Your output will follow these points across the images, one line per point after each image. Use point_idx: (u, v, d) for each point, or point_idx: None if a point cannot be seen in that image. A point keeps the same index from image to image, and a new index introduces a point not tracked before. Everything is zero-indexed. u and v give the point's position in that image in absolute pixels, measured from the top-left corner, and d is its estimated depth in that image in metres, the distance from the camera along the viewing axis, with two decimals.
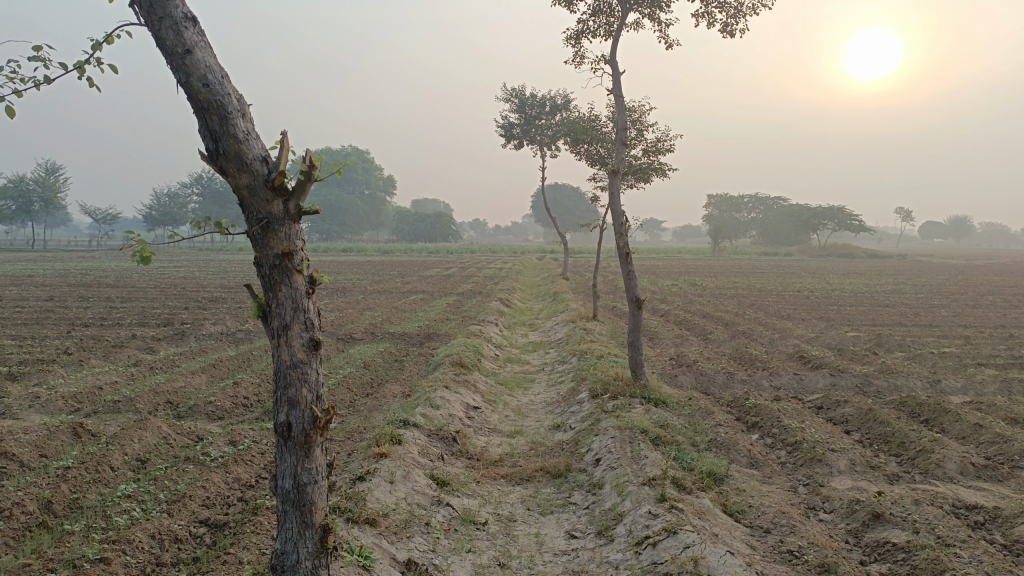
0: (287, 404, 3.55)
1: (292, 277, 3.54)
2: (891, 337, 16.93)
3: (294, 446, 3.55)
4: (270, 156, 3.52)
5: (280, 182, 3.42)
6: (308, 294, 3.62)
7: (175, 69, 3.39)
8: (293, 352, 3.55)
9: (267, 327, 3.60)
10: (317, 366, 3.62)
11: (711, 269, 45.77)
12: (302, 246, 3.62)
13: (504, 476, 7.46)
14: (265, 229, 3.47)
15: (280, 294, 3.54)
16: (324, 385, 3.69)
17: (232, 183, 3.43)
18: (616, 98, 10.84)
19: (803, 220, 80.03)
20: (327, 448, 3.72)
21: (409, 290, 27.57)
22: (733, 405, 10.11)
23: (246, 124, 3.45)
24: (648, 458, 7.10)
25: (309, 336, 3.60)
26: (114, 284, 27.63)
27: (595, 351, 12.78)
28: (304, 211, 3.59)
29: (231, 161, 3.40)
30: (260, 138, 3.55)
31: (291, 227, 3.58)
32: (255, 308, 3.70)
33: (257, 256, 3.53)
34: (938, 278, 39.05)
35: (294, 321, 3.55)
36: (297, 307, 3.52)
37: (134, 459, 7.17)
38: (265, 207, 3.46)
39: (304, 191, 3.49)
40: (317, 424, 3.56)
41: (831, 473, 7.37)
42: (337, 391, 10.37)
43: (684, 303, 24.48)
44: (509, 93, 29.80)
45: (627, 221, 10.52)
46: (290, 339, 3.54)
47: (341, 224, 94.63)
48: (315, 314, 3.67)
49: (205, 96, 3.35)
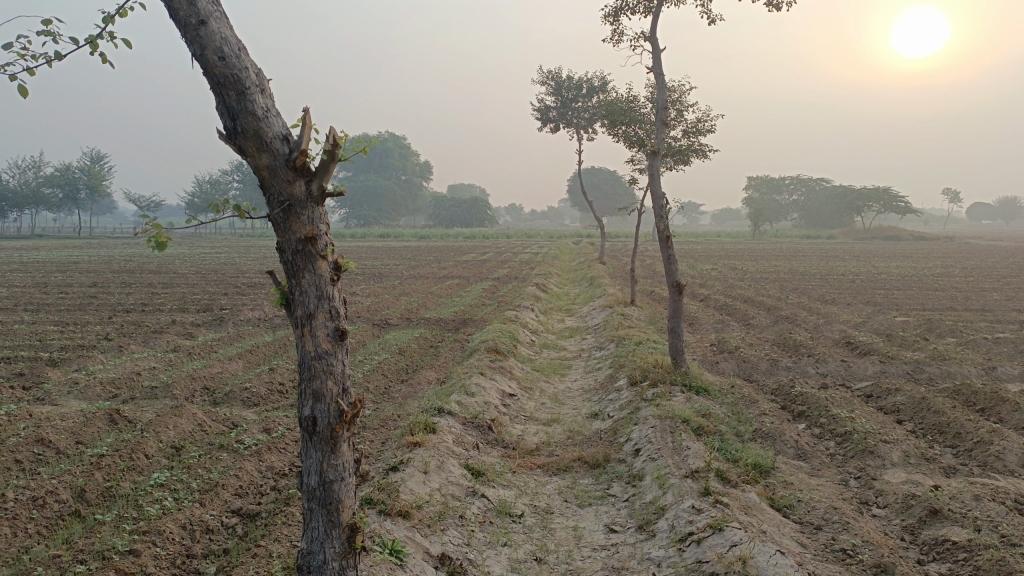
0: (311, 398, 3.39)
1: (317, 264, 3.36)
2: (942, 322, 16.31)
3: (319, 441, 3.39)
4: (292, 134, 3.33)
5: (302, 162, 3.23)
6: (333, 281, 3.43)
7: (189, 41, 3.20)
8: (317, 343, 3.37)
9: (291, 316, 3.44)
10: (344, 358, 3.45)
11: (751, 252, 44.95)
12: (326, 231, 3.44)
13: (541, 466, 7.26)
14: (287, 212, 3.29)
15: (303, 281, 3.36)
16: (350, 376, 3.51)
17: (251, 163, 3.25)
18: (656, 76, 10.49)
19: (847, 202, 78.12)
20: (354, 443, 3.56)
21: (445, 275, 27.48)
22: (778, 393, 9.77)
23: (265, 99, 3.25)
24: (690, 449, 6.84)
25: (335, 325, 3.42)
26: (156, 270, 28.08)
27: (634, 337, 12.49)
28: (328, 193, 3.40)
29: (250, 139, 3.22)
30: (280, 115, 3.35)
31: (315, 209, 3.39)
32: (278, 295, 3.53)
33: (280, 241, 3.36)
34: (989, 260, 37.81)
35: (319, 310, 3.37)
36: (322, 295, 3.34)
37: (168, 447, 7.15)
38: (286, 189, 3.27)
39: (327, 172, 3.30)
40: (343, 419, 3.39)
41: (883, 466, 7.02)
42: (371, 377, 10.28)
43: (724, 287, 23.98)
44: (545, 75, 29.42)
45: (667, 203, 10.20)
46: (315, 329, 3.36)
47: (378, 210, 95.14)
48: (341, 302, 3.49)
49: (220, 69, 3.16)
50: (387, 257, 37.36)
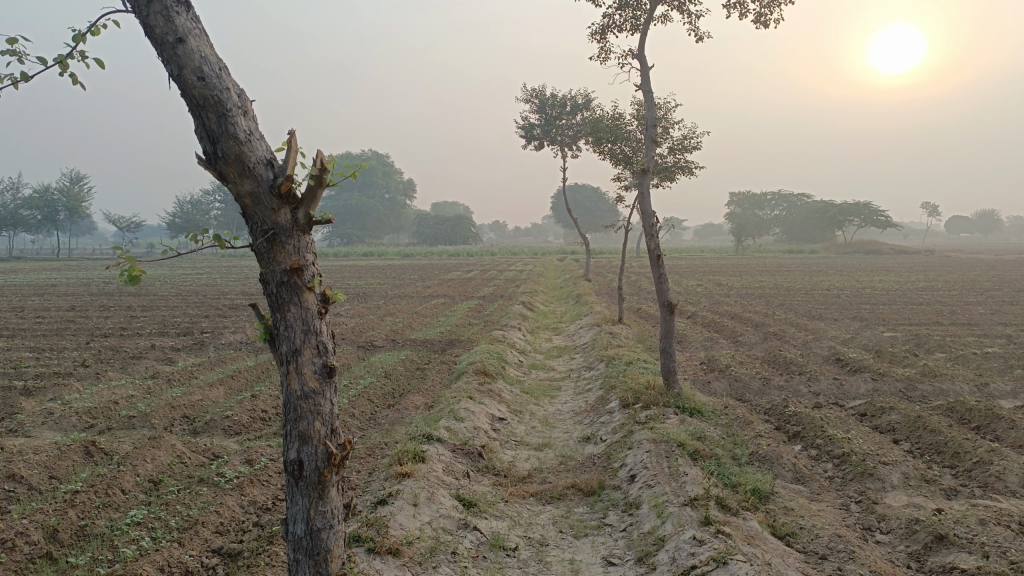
0: (297, 440, 3.17)
1: (304, 297, 3.16)
2: (930, 338, 16.27)
3: (306, 487, 3.17)
4: (276, 159, 3.14)
5: (288, 187, 3.03)
6: (320, 314, 3.23)
7: (167, 61, 3.00)
8: (303, 381, 3.16)
9: (275, 353, 3.23)
10: (332, 397, 3.25)
11: (737, 268, 45.05)
12: (314, 260, 3.24)
13: (533, 495, 7.04)
14: (271, 241, 3.09)
15: (289, 315, 3.15)
16: (338, 416, 3.31)
17: (232, 190, 3.06)
18: (644, 94, 10.41)
19: (829, 216, 78.76)
20: (343, 488, 3.35)
21: (430, 295, 27.26)
22: (772, 414, 9.62)
23: (248, 122, 3.05)
24: (688, 475, 6.65)
25: (323, 361, 3.22)
26: (135, 292, 27.61)
27: (624, 357, 12.32)
28: (315, 220, 3.20)
29: (231, 164, 3.02)
30: (264, 139, 3.15)
31: (301, 237, 3.19)
32: (262, 329, 3.33)
33: (263, 272, 3.15)
34: (971, 274, 38.08)
35: (306, 346, 3.16)
36: (308, 330, 3.13)
37: (146, 481, 6.88)
38: (270, 218, 3.08)
39: (314, 199, 3.10)
40: (331, 463, 3.18)
41: (884, 489, 6.87)
42: (357, 403, 10.03)
43: (712, 303, 23.93)
44: (529, 93, 29.43)
45: (657, 221, 10.07)
46: (301, 367, 3.16)
47: (361, 228, 94.76)
48: (330, 337, 3.30)
49: (200, 90, 2.96)
50: (372, 277, 37.08)
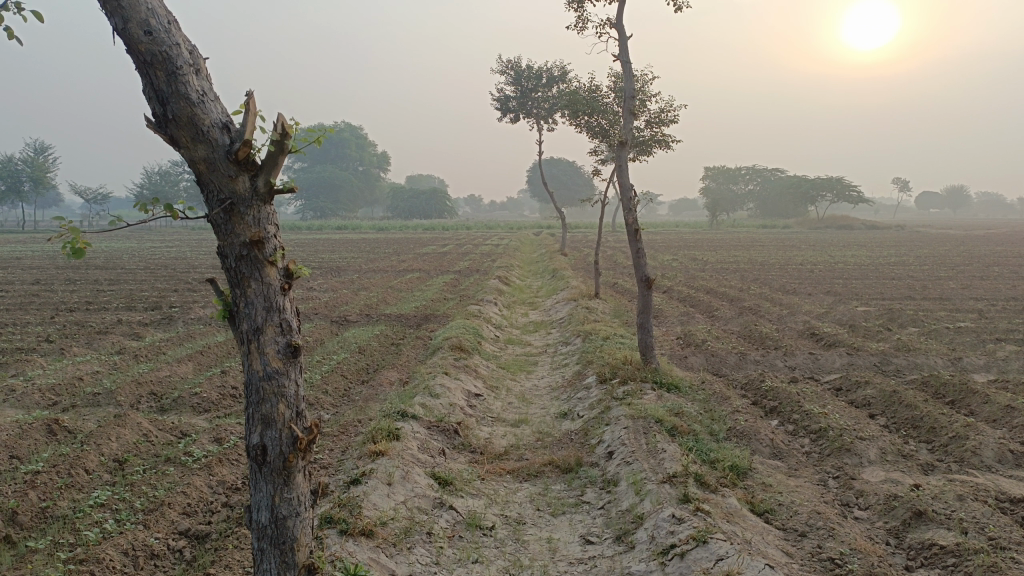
0: (260, 424, 3.01)
1: (266, 272, 2.98)
2: (903, 312, 16.41)
3: (270, 473, 3.02)
4: (233, 122, 2.93)
5: (245, 154, 2.82)
6: (283, 290, 3.04)
7: (109, 14, 2.77)
8: (266, 361, 2.99)
9: (236, 331, 3.05)
10: (298, 378, 3.08)
11: (712, 243, 45.23)
12: (276, 232, 3.05)
13: (510, 472, 6.94)
14: (229, 212, 2.89)
15: (249, 292, 2.97)
16: (305, 398, 3.14)
17: (185, 155, 2.84)
18: (623, 64, 10.20)
19: (802, 192, 79.23)
20: (310, 473, 3.20)
21: (405, 269, 27.01)
22: (748, 388, 9.60)
23: (200, 82, 2.83)
24: (666, 451, 6.57)
25: (287, 340, 3.05)
26: (103, 266, 27.00)
27: (601, 332, 12.24)
28: (276, 190, 2.99)
29: (183, 127, 2.81)
30: (219, 101, 2.93)
31: (261, 207, 3.00)
32: (220, 306, 3.14)
33: (221, 245, 2.95)
34: (942, 248, 38.57)
35: (268, 324, 2.98)
36: (271, 307, 2.95)
37: (111, 460, 6.67)
38: (227, 185, 2.88)
39: (275, 165, 2.89)
40: (297, 447, 3.02)
41: (861, 464, 6.86)
42: (331, 379, 9.84)
43: (687, 278, 23.94)
44: (505, 65, 29.03)
45: (635, 195, 9.92)
46: (264, 347, 2.99)
47: (335, 202, 93.71)
48: (294, 314, 3.12)
49: (147, 46, 2.73)
50: (345, 251, 36.65)
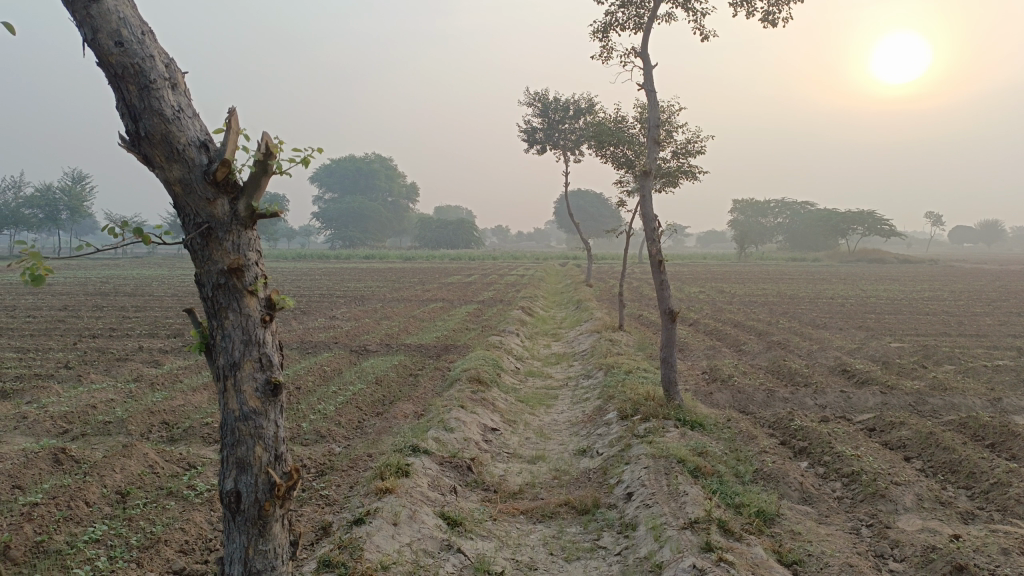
0: (236, 469, 3.18)
1: (246, 305, 3.18)
2: (938, 349, 15.87)
3: (245, 523, 3.19)
4: (210, 141, 3.14)
5: (223, 174, 3.05)
6: (262, 323, 3.23)
7: (80, 23, 2.97)
8: (244, 401, 3.18)
9: (213, 365, 3.24)
10: (276, 416, 3.27)
11: (738, 275, 44.72)
12: (256, 259, 3.26)
13: (523, 513, 6.64)
14: (206, 237, 3.09)
15: (228, 323, 3.17)
16: (283, 441, 3.31)
17: (161, 174, 3.05)
18: (647, 93, 10.02)
19: (833, 224, 78.27)
20: (288, 523, 3.36)
21: (428, 298, 26.87)
22: (777, 427, 9.20)
23: (173, 97, 3.04)
24: (688, 494, 6.23)
25: (266, 376, 3.24)
26: (131, 293, 27.18)
27: (623, 366, 11.91)
28: (254, 213, 3.21)
29: (156, 144, 3.02)
30: (194, 117, 3.15)
31: (241, 232, 3.20)
32: (199, 335, 3.32)
33: (200, 273, 3.16)
34: (977, 283, 37.62)
35: (245, 360, 3.17)
36: (249, 341, 3.14)
37: (113, 493, 6.49)
38: (204, 208, 3.10)
39: (257, 185, 3.12)
40: (275, 495, 3.19)
41: (896, 512, 6.45)
42: (345, 410, 9.64)
43: (714, 311, 23.50)
44: (532, 96, 29.09)
45: (659, 226, 9.67)
46: (242, 384, 3.17)
47: (363, 231, 94.46)
48: (275, 348, 3.32)
49: (119, 58, 2.93)
50: (369, 280, 36.71)
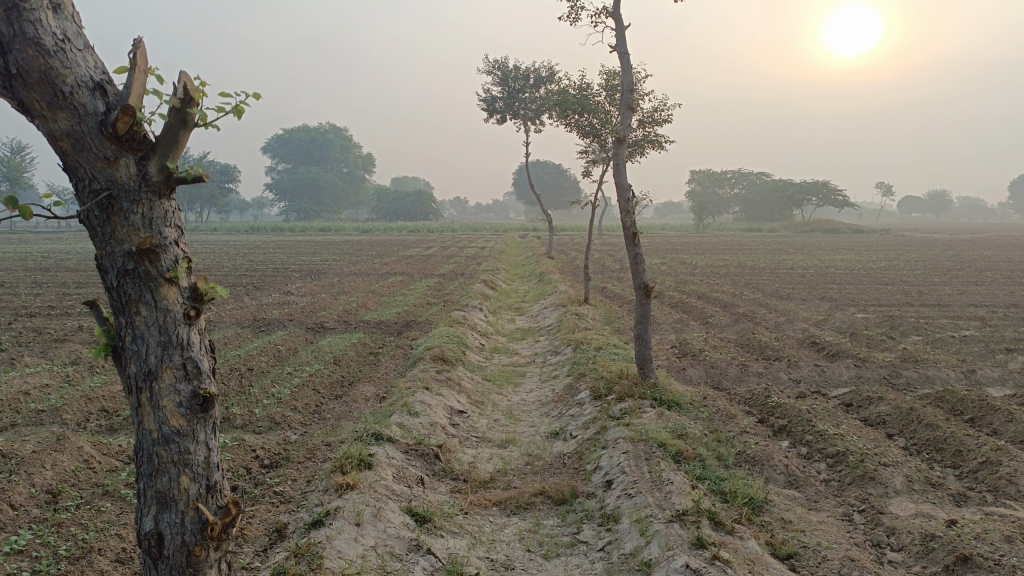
0: (159, 505, 2.96)
1: (164, 298, 2.95)
2: (904, 319, 15.80)
3: (170, 568, 2.96)
4: (105, 81, 2.86)
5: (123, 125, 2.78)
6: (184, 320, 3.00)
7: None
8: (167, 419, 2.95)
9: (125, 374, 3.00)
10: (207, 434, 3.06)
11: (699, 246, 44.81)
12: (175, 240, 3.03)
13: (496, 504, 6.19)
14: (107, 208, 2.85)
15: (140, 321, 2.93)
16: (215, 467, 3.09)
17: (44, 125, 2.76)
18: (619, 55, 9.49)
19: (787, 195, 79.09)
20: (225, 563, 3.13)
21: (387, 272, 26.14)
22: (754, 404, 8.89)
23: (54, 25, 2.75)
24: (673, 482, 5.80)
25: (192, 388, 3.01)
26: (74, 268, 25.85)
27: (593, 342, 11.51)
28: (168, 173, 2.94)
29: (34, 84, 2.73)
30: (86, 51, 2.86)
31: (153, 205, 2.95)
32: (107, 335, 3.07)
33: (102, 257, 2.92)
34: (931, 253, 38.15)
35: (164, 366, 2.94)
36: (166, 343, 2.91)
37: (43, 493, 5.86)
38: (102, 170, 2.83)
39: (172, 139, 2.87)
40: (206, 535, 2.98)
41: (887, 495, 6.17)
42: (301, 394, 9.04)
43: (678, 283, 23.24)
44: (491, 64, 28.31)
45: (633, 196, 9.19)
46: (161, 398, 2.94)
47: (319, 203, 92.48)
48: (203, 351, 3.09)
49: None
50: (326, 253, 35.76)
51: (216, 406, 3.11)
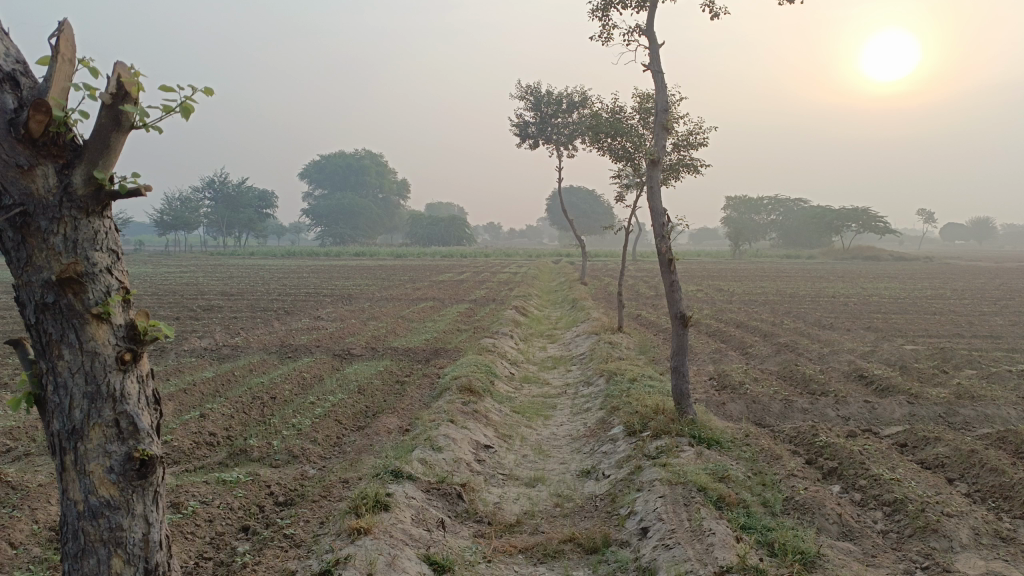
0: None
1: (93, 338, 3.00)
2: (955, 352, 15.04)
3: None
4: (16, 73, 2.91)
5: (38, 127, 2.81)
6: (116, 369, 3.06)
7: None
8: (96, 490, 3.01)
9: (49, 431, 3.06)
10: (144, 505, 3.12)
11: (735, 273, 43.98)
12: (106, 268, 3.07)
13: (522, 552, 5.74)
14: (23, 230, 2.90)
15: (64, 364, 2.99)
16: (156, 546, 3.17)
17: None
18: (655, 74, 9.11)
19: (826, 222, 77.71)
20: None
21: (418, 297, 25.89)
22: (800, 443, 8.32)
23: None
24: (715, 534, 5.30)
25: (126, 449, 3.07)
26: None
27: (627, 373, 11.02)
28: (91, 180, 2.96)
29: None
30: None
31: (78, 227, 2.99)
32: (31, 379, 3.12)
33: (24, 291, 2.97)
34: (978, 282, 36.91)
35: (93, 423, 3.00)
36: (92, 392, 2.98)
37: (45, 531, 5.55)
38: (17, 181, 2.85)
39: (103, 141, 2.91)
40: None
41: (952, 549, 5.60)
42: (322, 425, 8.70)
43: (715, 311, 22.59)
44: (525, 89, 28.17)
45: (669, 221, 8.77)
46: (89, 462, 3.00)
47: (354, 228, 93.14)
48: (140, 404, 3.15)
49: None
50: (358, 278, 35.65)
51: (156, 469, 3.16)
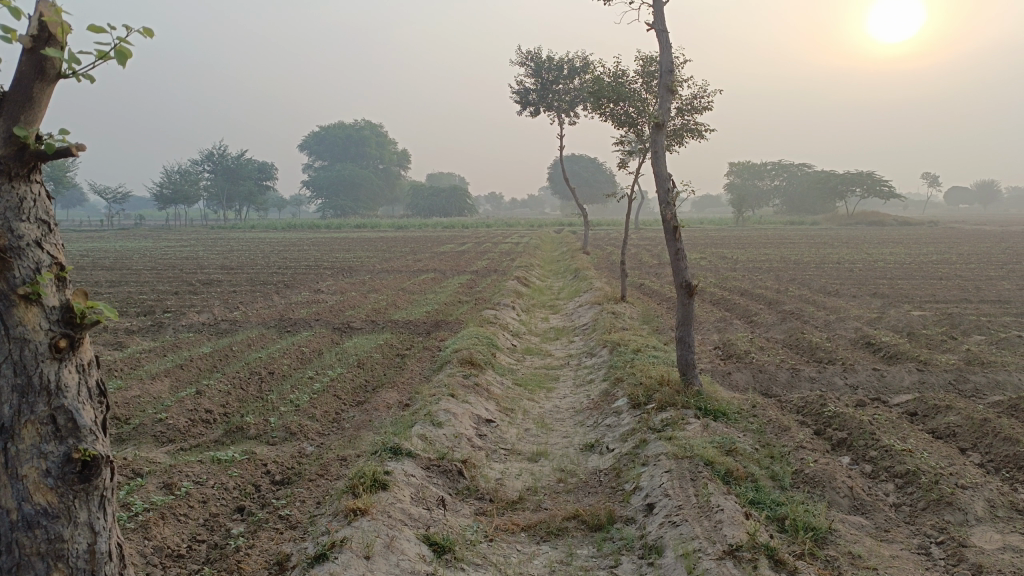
0: None
1: (22, 323, 2.81)
2: (963, 317, 14.82)
3: None
4: None
5: None
6: (49, 357, 2.86)
7: None
8: (28, 498, 2.80)
9: None
10: (87, 512, 2.93)
11: (739, 239, 43.63)
12: (35, 242, 2.87)
13: (525, 530, 5.59)
14: None
15: None
16: (100, 557, 2.97)
17: None
18: (658, 34, 8.79)
19: (830, 187, 77.08)
20: None
21: (420, 269, 25.66)
22: (809, 414, 8.14)
23: None
24: (723, 510, 5.12)
25: (65, 449, 2.87)
26: (108, 266, 25.58)
27: (631, 344, 10.83)
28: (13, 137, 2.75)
29: None
30: None
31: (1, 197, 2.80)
32: None
33: None
34: (984, 245, 36.58)
35: (25, 420, 2.81)
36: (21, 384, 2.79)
37: None
38: None
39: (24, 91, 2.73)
40: None
41: (967, 523, 5.44)
42: (321, 401, 8.54)
43: (719, 279, 22.35)
44: (525, 56, 27.64)
45: (673, 187, 8.51)
46: (21, 466, 2.80)
47: (355, 199, 92.63)
48: (80, 398, 2.95)
49: None
50: (359, 250, 35.39)
51: (100, 471, 2.97)
